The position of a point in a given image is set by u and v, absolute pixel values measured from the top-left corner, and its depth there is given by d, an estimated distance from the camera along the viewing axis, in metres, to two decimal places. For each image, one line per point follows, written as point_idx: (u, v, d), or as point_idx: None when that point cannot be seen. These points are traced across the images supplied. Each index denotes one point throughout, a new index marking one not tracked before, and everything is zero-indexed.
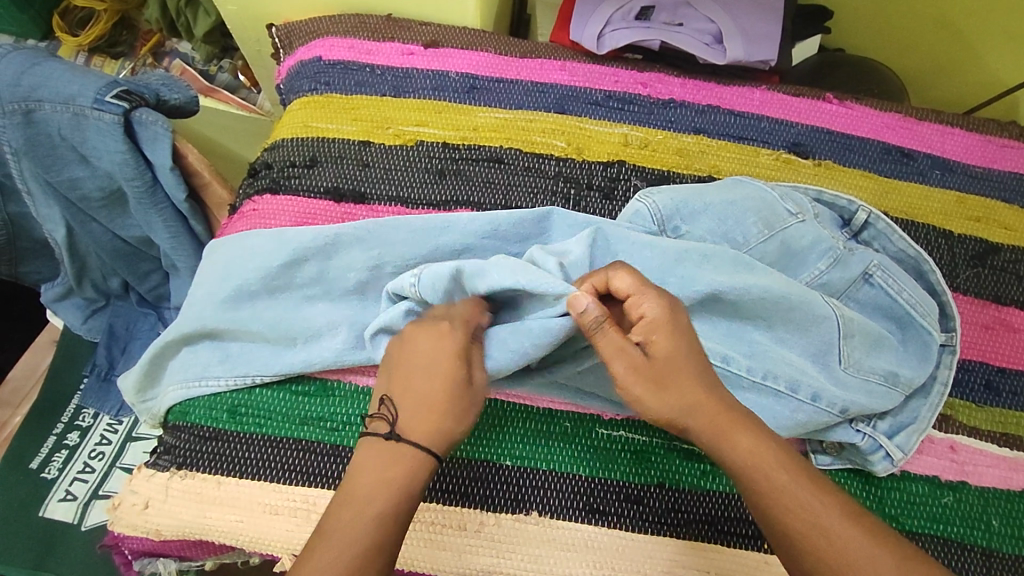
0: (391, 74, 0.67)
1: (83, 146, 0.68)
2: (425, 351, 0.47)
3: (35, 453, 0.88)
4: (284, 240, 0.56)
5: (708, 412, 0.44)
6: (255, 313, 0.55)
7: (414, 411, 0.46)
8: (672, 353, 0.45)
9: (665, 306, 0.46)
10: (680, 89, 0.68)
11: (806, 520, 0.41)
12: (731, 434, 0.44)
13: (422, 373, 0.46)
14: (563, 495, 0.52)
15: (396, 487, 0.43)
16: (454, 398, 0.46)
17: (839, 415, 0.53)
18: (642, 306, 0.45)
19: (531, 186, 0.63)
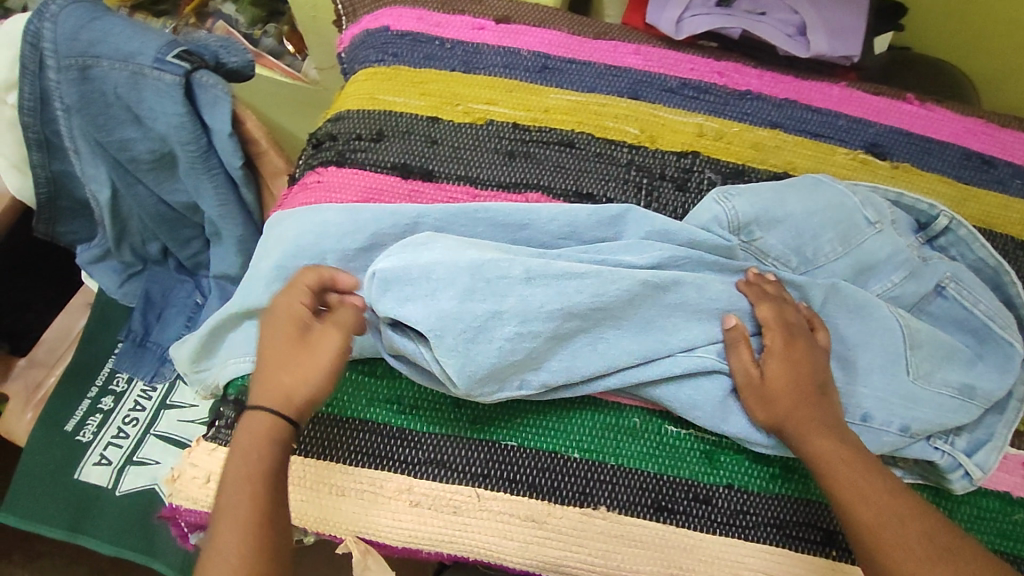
0: (461, 48, 0.65)
1: (139, 106, 0.66)
2: (271, 325, 0.49)
3: (70, 415, 0.87)
4: (356, 216, 0.54)
5: (800, 411, 0.49)
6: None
7: (269, 372, 0.47)
8: (787, 368, 0.50)
9: (785, 340, 0.51)
10: (758, 81, 0.66)
11: (872, 514, 0.45)
12: (814, 434, 0.48)
13: (270, 341, 0.48)
14: (632, 492, 0.52)
15: (255, 461, 0.44)
16: (291, 352, 0.47)
17: (898, 434, 0.52)
18: (770, 335, 0.52)
19: (603, 172, 0.61)
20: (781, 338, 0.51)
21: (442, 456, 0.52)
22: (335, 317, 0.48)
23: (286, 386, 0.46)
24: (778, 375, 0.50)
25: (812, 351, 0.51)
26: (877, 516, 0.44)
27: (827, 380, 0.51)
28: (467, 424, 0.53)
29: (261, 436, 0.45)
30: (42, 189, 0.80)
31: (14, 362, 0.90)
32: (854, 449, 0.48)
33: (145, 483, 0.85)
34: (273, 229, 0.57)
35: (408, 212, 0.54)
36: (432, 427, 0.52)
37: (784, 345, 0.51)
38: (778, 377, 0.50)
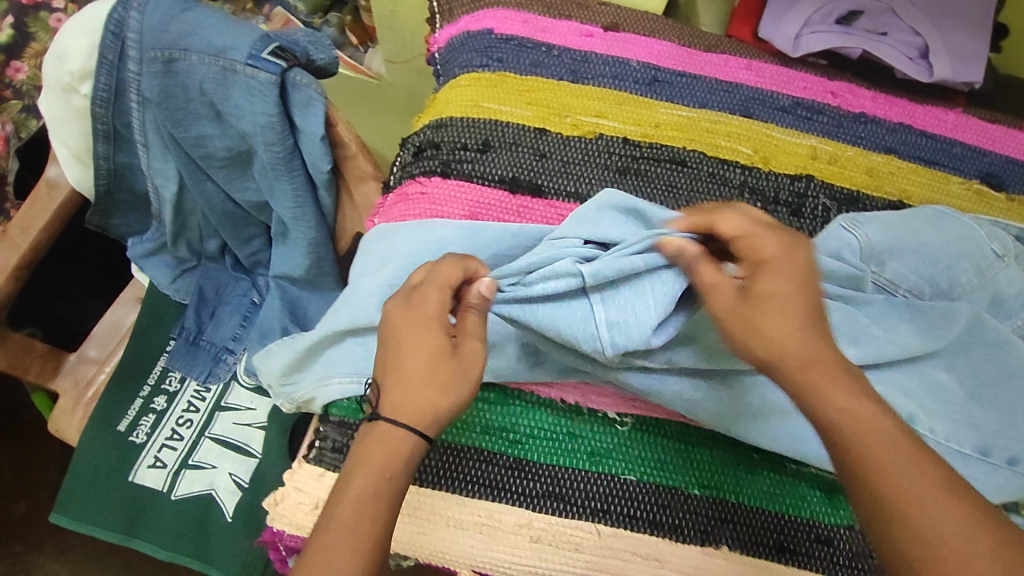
0: (570, 56, 0.64)
1: (225, 103, 0.63)
2: (410, 334, 0.44)
3: (123, 414, 0.84)
4: (475, 234, 0.52)
5: (790, 322, 0.40)
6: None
7: (410, 383, 0.42)
8: (786, 279, 0.41)
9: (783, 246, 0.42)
10: (871, 103, 0.64)
11: (901, 498, 0.35)
12: (784, 338, 0.39)
13: (409, 349, 0.43)
14: (753, 530, 0.50)
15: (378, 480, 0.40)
16: (426, 360, 0.43)
17: None
18: (760, 237, 0.42)
19: (717, 195, 0.58)
20: (776, 242, 0.42)
21: (559, 488, 0.50)
22: (474, 327, 0.44)
23: (432, 403, 0.42)
24: (772, 281, 0.41)
25: (797, 252, 0.42)
26: (905, 491, 0.35)
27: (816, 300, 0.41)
28: (584, 455, 0.51)
29: (385, 458, 0.41)
30: (102, 180, 0.76)
31: (64, 357, 0.86)
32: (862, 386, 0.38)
33: (201, 488, 0.83)
34: (379, 244, 0.55)
35: (529, 233, 0.52)
36: (548, 458, 0.51)
37: (771, 251, 0.42)
38: (772, 289, 0.40)
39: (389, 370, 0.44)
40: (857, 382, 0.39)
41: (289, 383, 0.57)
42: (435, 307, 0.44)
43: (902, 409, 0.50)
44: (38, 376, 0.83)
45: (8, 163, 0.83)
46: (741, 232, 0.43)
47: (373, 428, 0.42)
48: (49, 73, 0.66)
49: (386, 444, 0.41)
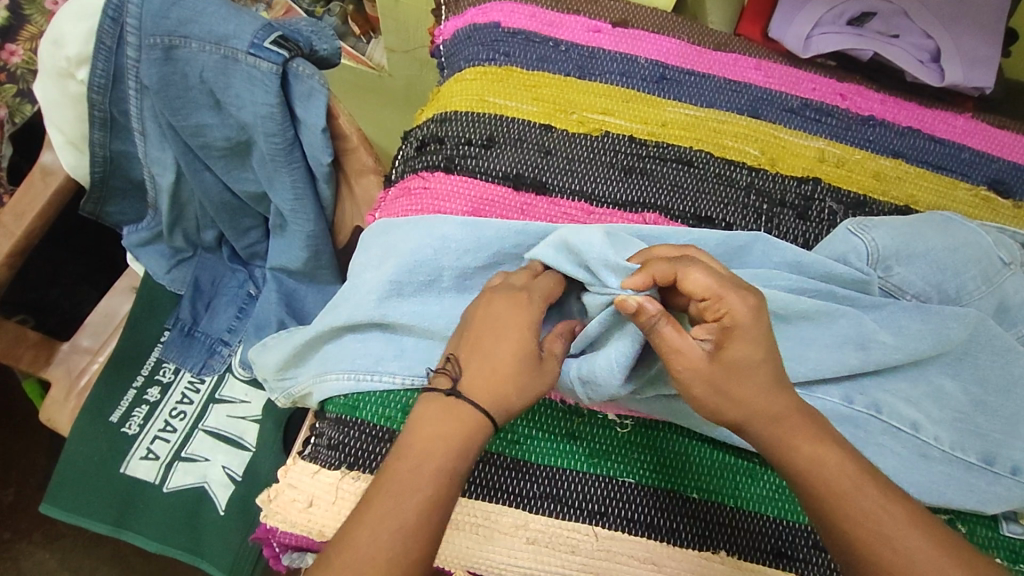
0: (577, 51, 0.63)
1: (225, 92, 0.62)
2: (502, 314, 0.44)
3: (115, 405, 0.83)
4: (477, 231, 0.52)
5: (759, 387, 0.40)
6: (437, 312, 0.50)
7: (501, 376, 0.42)
8: (752, 347, 0.40)
9: (749, 307, 0.40)
10: (881, 106, 0.63)
11: (864, 526, 0.38)
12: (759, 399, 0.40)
13: (498, 340, 0.43)
14: (751, 536, 0.48)
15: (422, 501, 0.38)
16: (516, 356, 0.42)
17: None
18: (726, 301, 0.40)
19: (723, 196, 0.58)
20: (744, 306, 0.40)
21: (556, 489, 0.49)
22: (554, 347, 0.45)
23: (509, 399, 0.42)
24: (740, 349, 0.40)
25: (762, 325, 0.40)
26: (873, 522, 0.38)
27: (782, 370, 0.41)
28: (581, 455, 0.50)
29: (452, 443, 0.40)
30: (98, 168, 0.74)
31: (57, 346, 0.85)
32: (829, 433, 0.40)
33: (193, 480, 0.81)
34: (377, 238, 0.54)
35: (532, 231, 0.51)
36: (545, 458, 0.49)
37: (739, 318, 0.40)
38: (739, 359, 0.40)
39: (472, 353, 0.43)
40: (825, 429, 0.41)
41: (285, 378, 0.56)
42: (531, 313, 0.44)
43: (904, 417, 0.49)
44: (30, 364, 0.82)
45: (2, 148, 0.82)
46: (708, 292, 0.40)
47: (446, 403, 0.41)
48: (45, 57, 0.64)
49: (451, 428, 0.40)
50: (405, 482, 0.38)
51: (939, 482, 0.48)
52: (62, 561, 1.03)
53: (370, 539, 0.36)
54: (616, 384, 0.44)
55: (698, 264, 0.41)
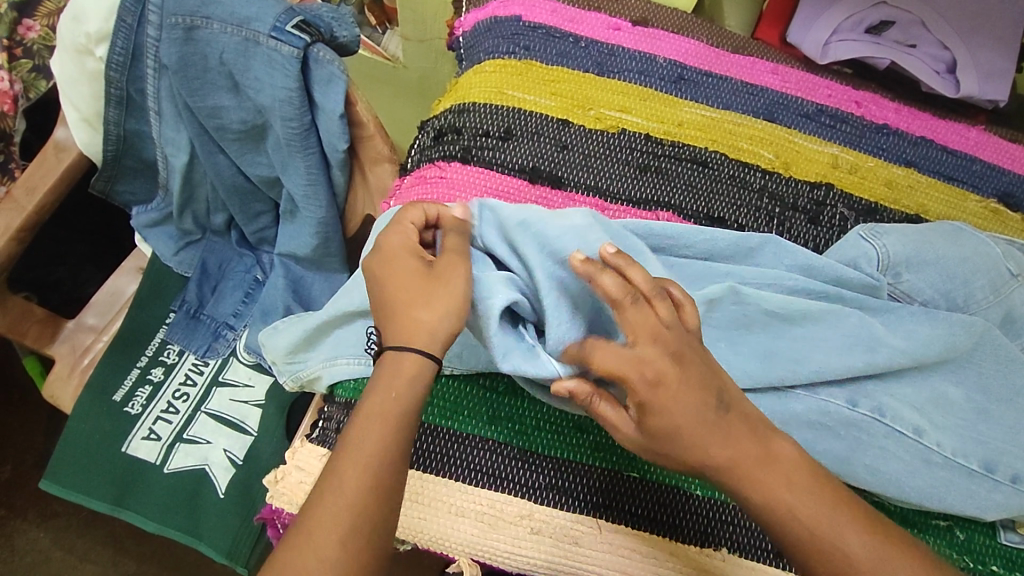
0: (596, 48, 0.63)
1: (245, 75, 0.63)
2: (388, 264, 0.46)
3: (119, 384, 0.83)
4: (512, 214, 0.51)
5: (701, 439, 0.38)
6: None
7: (408, 303, 0.44)
8: (676, 404, 0.38)
9: (672, 365, 0.38)
10: (895, 115, 0.64)
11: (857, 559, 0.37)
12: (712, 449, 0.38)
13: (394, 275, 0.45)
14: (755, 535, 0.49)
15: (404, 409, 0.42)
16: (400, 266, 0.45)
17: None
18: (645, 354, 0.38)
19: (736, 197, 0.58)
20: (670, 360, 0.38)
21: (561, 481, 0.49)
22: (456, 245, 0.47)
23: (425, 321, 0.43)
24: (670, 401, 0.38)
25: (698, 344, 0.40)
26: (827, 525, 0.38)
27: (726, 388, 0.40)
28: (588, 449, 0.50)
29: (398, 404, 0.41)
30: (110, 147, 0.75)
31: (63, 323, 0.85)
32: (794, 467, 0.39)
33: (194, 463, 0.81)
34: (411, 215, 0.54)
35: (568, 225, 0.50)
36: (553, 451, 0.50)
37: (666, 367, 0.38)
38: (675, 415, 0.38)
39: (386, 311, 0.44)
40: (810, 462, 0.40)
41: (294, 360, 0.55)
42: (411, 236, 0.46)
43: (908, 422, 0.49)
44: (35, 340, 0.82)
45: (16, 123, 0.82)
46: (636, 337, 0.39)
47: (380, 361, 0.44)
48: (64, 32, 0.64)
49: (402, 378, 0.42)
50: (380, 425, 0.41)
51: (939, 488, 0.49)
52: (56, 540, 1.02)
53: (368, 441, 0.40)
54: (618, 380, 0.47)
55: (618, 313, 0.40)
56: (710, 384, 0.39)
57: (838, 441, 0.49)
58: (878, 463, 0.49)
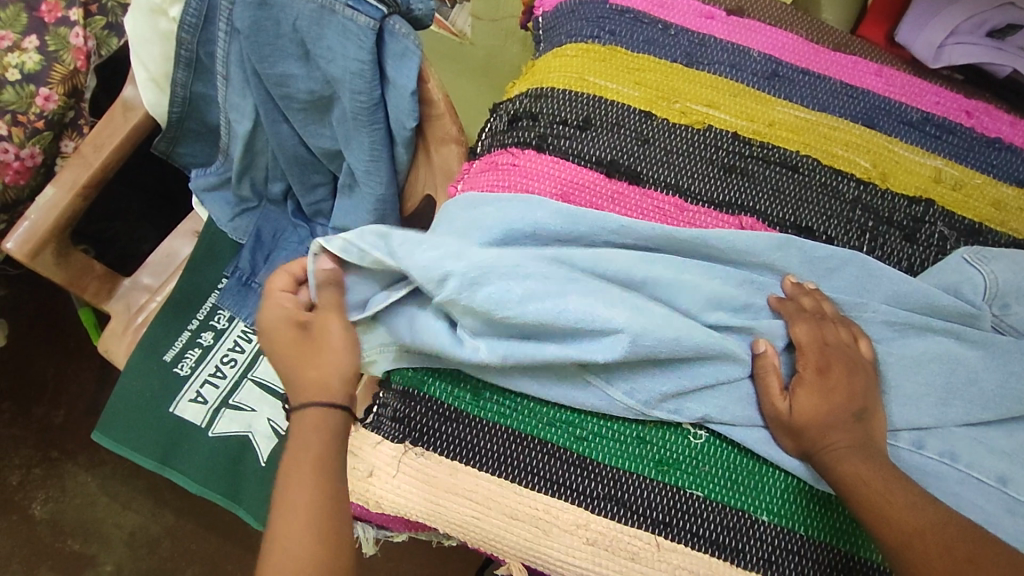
0: (686, 37, 0.59)
1: (316, 44, 0.61)
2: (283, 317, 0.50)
3: (170, 344, 0.84)
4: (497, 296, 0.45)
5: (849, 439, 0.44)
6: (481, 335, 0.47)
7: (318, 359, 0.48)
8: (822, 402, 0.46)
9: (844, 370, 0.46)
10: (1010, 129, 0.58)
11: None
12: (847, 458, 0.43)
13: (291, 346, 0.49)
14: (823, 570, 0.45)
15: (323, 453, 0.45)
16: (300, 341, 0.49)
17: None
18: (808, 358, 0.47)
19: (827, 207, 0.54)
20: (816, 363, 0.47)
21: (620, 493, 0.46)
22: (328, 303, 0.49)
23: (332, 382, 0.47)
24: (810, 399, 0.46)
25: (859, 367, 0.46)
26: (919, 524, 0.40)
27: (871, 408, 0.46)
28: (651, 461, 0.47)
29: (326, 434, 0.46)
30: (177, 109, 0.74)
31: (119, 280, 0.86)
32: (890, 470, 0.42)
33: (238, 429, 0.82)
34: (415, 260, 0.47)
35: (569, 312, 0.45)
36: (612, 460, 0.47)
37: (837, 365, 0.46)
38: (809, 408, 0.46)
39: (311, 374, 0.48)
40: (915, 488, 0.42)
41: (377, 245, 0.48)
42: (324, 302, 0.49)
43: (1006, 469, 0.45)
44: (93, 296, 0.84)
45: (88, 79, 0.81)
46: (805, 346, 0.47)
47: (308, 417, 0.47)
48: None
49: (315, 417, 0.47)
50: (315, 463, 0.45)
51: None
52: (102, 486, 1.06)
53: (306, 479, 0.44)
54: (679, 379, 0.47)
55: (788, 321, 0.48)
56: (857, 397, 0.46)
57: (919, 482, 0.46)
58: (964, 511, 0.45)
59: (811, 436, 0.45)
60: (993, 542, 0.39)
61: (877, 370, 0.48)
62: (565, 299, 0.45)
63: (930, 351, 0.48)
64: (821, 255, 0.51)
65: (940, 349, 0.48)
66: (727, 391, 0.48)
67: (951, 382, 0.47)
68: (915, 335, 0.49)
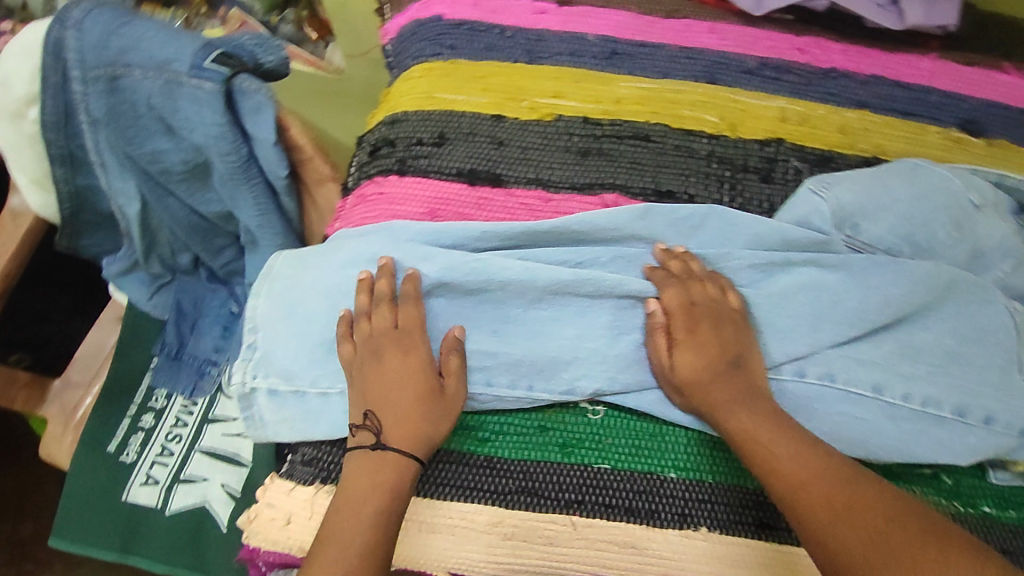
0: (523, 36, 0.61)
1: (174, 116, 0.61)
2: (394, 374, 0.46)
3: (113, 434, 0.81)
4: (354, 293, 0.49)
5: (730, 394, 0.46)
6: (313, 358, 0.48)
7: (391, 398, 0.45)
8: (695, 357, 0.47)
9: (713, 323, 0.48)
10: (843, 56, 0.62)
11: (845, 533, 0.39)
12: (737, 414, 0.45)
13: (389, 380, 0.46)
14: (735, 511, 0.48)
15: (369, 504, 0.42)
16: (432, 408, 0.45)
17: (1018, 437, 0.47)
18: (678, 320, 0.49)
19: (683, 167, 0.57)
20: (688, 322, 0.48)
21: (532, 483, 0.48)
22: (406, 319, 0.48)
23: (419, 431, 0.45)
24: (686, 357, 0.47)
25: (728, 317, 0.49)
26: (797, 473, 0.42)
27: (745, 353, 0.48)
28: (555, 446, 0.49)
29: (385, 478, 0.43)
30: (65, 205, 0.74)
31: (48, 383, 0.86)
32: (776, 422, 0.45)
33: (194, 501, 0.79)
34: (278, 276, 0.52)
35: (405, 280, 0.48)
36: (519, 454, 0.49)
37: (705, 322, 0.48)
38: (688, 367, 0.47)
39: (382, 407, 0.45)
40: (806, 439, 0.44)
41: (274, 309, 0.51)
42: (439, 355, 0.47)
43: (875, 378, 0.48)
44: (24, 404, 0.83)
45: None
46: (677, 309, 0.49)
47: (370, 456, 0.44)
48: None
49: (368, 470, 0.43)
50: (356, 514, 0.42)
51: (913, 440, 0.47)
52: None
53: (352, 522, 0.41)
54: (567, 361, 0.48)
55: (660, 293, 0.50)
56: (732, 351, 0.47)
57: (804, 408, 0.48)
58: (848, 425, 0.47)
59: (695, 395, 0.47)
60: (877, 488, 0.42)
61: (753, 314, 0.50)
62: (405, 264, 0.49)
63: (797, 284, 0.50)
64: (683, 215, 0.53)
65: (805, 280, 0.50)
66: (616, 362, 0.49)
67: (819, 307, 0.50)
68: (781, 271, 0.51)
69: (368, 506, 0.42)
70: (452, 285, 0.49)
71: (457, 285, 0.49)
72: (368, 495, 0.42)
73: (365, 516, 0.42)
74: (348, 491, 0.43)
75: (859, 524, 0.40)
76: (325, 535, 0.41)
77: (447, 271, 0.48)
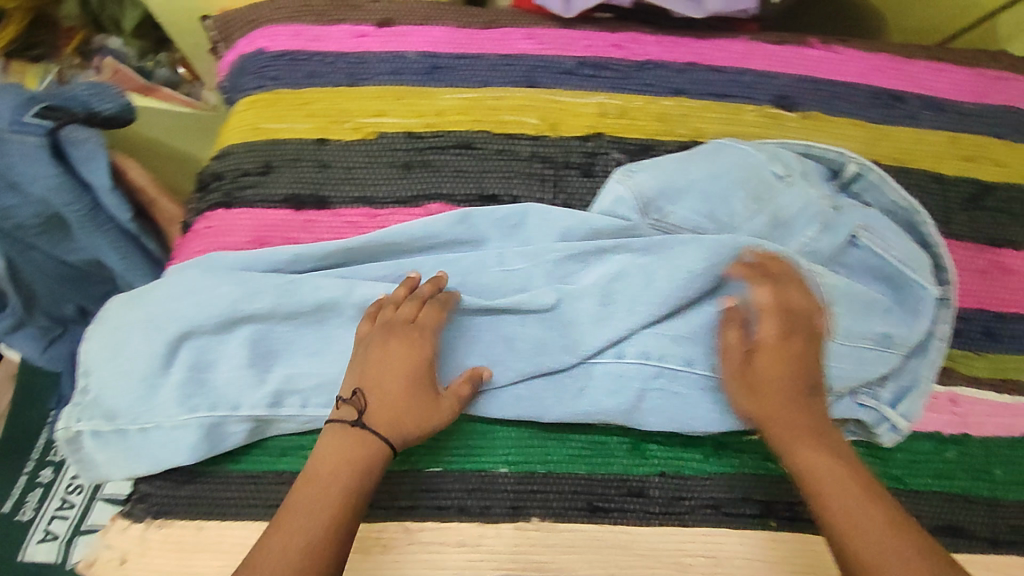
0: (344, 60, 0.63)
1: (9, 172, 0.61)
2: (394, 358, 0.46)
3: (7, 495, 0.82)
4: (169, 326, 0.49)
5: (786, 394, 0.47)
6: (134, 396, 0.48)
7: (387, 386, 0.45)
8: None
9: None
10: (657, 48, 0.64)
11: (863, 542, 0.39)
12: (788, 416, 0.46)
13: (388, 366, 0.46)
14: (569, 498, 0.50)
15: (337, 484, 0.42)
16: (417, 402, 0.46)
17: (822, 392, 0.50)
18: None
19: (506, 170, 0.58)
20: None
21: None
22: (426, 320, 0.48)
23: (400, 420, 0.45)
24: None
25: None
26: (841, 483, 0.42)
27: None
28: None
29: (359, 457, 0.43)
30: None
31: None
32: (821, 427, 0.46)
33: None
34: (106, 318, 0.51)
35: (218, 309, 0.49)
36: None
37: None
38: None
39: (370, 386, 0.45)
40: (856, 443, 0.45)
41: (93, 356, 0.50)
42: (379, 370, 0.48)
43: (684, 352, 0.50)
44: None
45: None
46: None
47: (354, 429, 0.44)
48: None
49: (346, 445, 0.43)
50: (323, 489, 0.42)
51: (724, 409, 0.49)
52: None
53: (305, 500, 0.41)
54: None
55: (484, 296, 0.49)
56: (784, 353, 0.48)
57: (619, 389, 0.50)
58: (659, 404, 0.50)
59: None
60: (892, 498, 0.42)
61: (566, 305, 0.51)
62: (218, 293, 0.50)
63: (611, 271, 0.52)
64: (500, 215, 0.54)
65: (618, 267, 0.52)
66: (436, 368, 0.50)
67: (630, 292, 0.51)
68: (596, 261, 0.53)
69: (342, 482, 0.42)
70: (267, 308, 0.50)
71: (268, 310, 0.49)
72: (342, 472, 0.42)
73: (332, 496, 0.41)
74: (320, 467, 0.43)
75: (868, 539, 0.39)
76: (287, 506, 0.41)
77: (258, 294, 0.50)
